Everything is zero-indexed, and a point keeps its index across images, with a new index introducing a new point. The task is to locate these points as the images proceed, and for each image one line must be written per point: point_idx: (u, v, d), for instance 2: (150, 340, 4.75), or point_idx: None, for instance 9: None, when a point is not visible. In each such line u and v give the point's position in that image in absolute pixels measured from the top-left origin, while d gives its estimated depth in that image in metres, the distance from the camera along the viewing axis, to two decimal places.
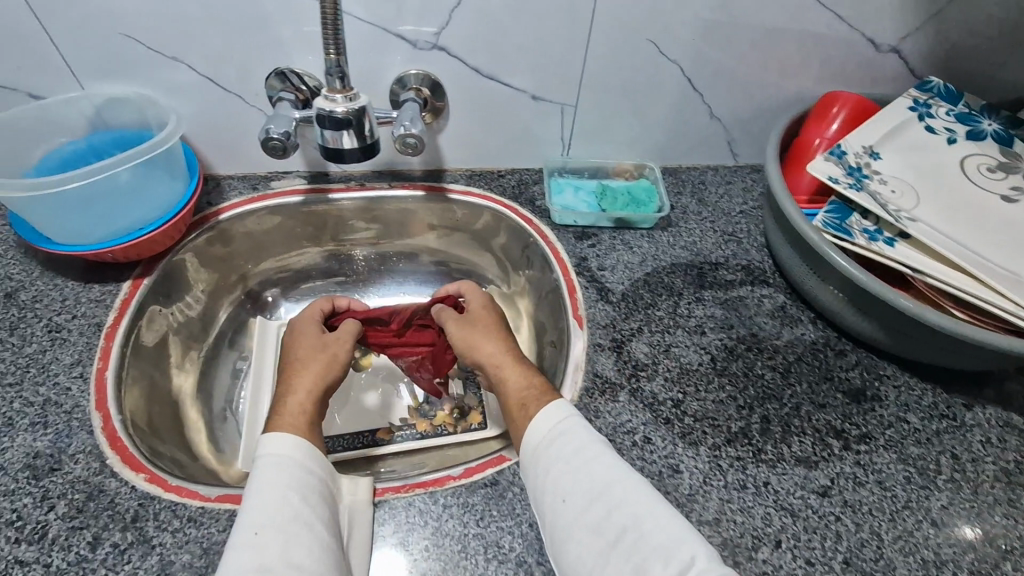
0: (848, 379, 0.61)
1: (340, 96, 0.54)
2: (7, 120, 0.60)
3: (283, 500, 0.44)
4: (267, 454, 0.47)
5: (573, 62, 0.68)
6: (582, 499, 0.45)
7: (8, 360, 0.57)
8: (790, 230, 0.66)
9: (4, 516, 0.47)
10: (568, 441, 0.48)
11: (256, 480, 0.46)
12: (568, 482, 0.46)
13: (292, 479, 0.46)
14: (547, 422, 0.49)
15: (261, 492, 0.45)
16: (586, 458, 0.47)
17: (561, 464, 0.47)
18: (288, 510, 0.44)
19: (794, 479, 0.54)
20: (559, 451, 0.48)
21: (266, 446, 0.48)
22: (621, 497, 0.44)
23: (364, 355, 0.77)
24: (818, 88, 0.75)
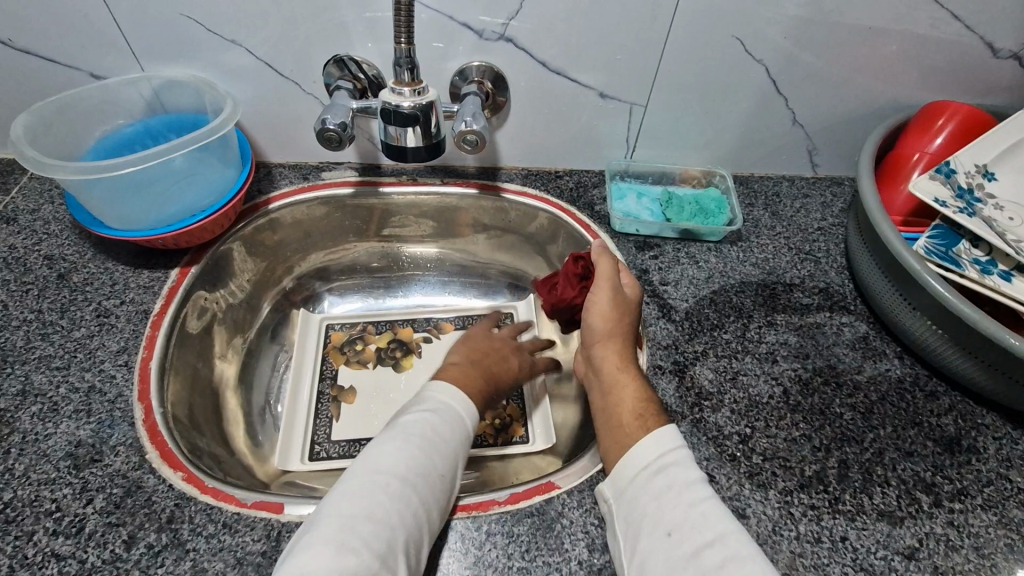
0: (940, 426, 0.55)
1: (407, 90, 0.50)
2: (64, 99, 0.59)
3: (457, 459, 0.48)
4: (455, 402, 0.51)
5: (647, 59, 0.63)
6: (691, 542, 0.40)
7: (56, 343, 0.56)
8: (880, 253, 0.59)
9: (44, 506, 0.47)
10: (679, 474, 0.44)
11: (446, 420, 0.49)
12: (676, 519, 0.42)
13: (464, 438, 0.50)
14: (659, 446, 0.46)
15: (445, 438, 0.48)
16: (698, 497, 0.43)
17: (669, 497, 0.43)
18: (453, 463, 0.47)
19: (876, 536, 0.48)
20: (668, 483, 0.44)
21: (460, 399, 0.52)
22: (733, 552, 0.39)
23: (407, 356, 0.74)
24: (917, 95, 0.68)
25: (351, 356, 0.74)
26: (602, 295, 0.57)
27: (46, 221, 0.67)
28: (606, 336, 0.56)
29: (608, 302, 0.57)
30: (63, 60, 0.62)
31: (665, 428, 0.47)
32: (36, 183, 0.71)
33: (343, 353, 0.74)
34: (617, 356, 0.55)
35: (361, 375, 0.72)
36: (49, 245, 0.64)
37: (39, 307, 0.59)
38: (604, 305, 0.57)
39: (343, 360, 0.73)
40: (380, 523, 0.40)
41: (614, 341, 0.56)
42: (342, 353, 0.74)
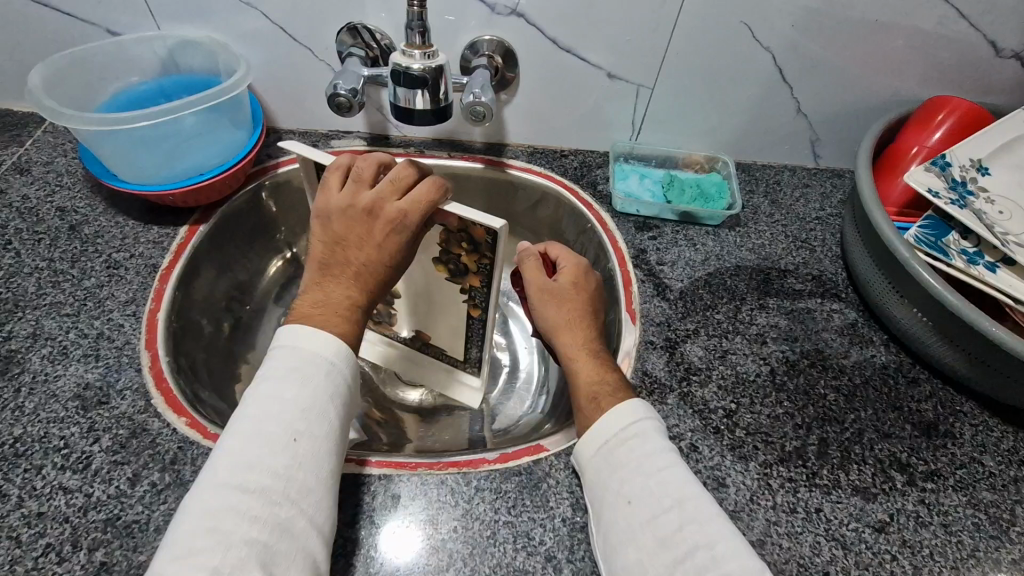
0: (920, 411, 0.56)
1: (418, 52, 0.50)
2: (81, 53, 0.60)
3: (326, 410, 0.43)
4: (316, 347, 0.46)
5: (655, 42, 0.64)
6: (650, 509, 0.42)
7: (67, 290, 0.58)
8: (873, 242, 0.60)
9: (52, 442, 0.49)
10: (641, 446, 0.45)
11: (293, 369, 0.44)
12: (637, 488, 0.43)
13: (332, 394, 0.45)
14: (619, 421, 0.46)
15: (309, 390, 0.44)
16: (659, 467, 0.43)
17: (631, 467, 0.44)
18: (328, 420, 0.43)
19: (849, 509, 0.50)
20: (631, 454, 0.45)
21: (319, 342, 0.46)
22: (692, 515, 0.41)
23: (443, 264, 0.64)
24: (921, 91, 0.69)
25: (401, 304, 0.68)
26: (543, 298, 0.57)
27: (59, 173, 0.68)
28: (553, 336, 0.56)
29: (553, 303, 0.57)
30: (82, 14, 0.63)
31: (634, 403, 0.48)
32: (50, 136, 0.72)
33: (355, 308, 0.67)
34: (577, 338, 0.55)
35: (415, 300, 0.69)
36: (62, 197, 0.66)
37: (50, 256, 0.61)
38: (544, 294, 0.57)
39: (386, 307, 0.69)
40: (248, 506, 0.38)
41: (563, 335, 0.55)
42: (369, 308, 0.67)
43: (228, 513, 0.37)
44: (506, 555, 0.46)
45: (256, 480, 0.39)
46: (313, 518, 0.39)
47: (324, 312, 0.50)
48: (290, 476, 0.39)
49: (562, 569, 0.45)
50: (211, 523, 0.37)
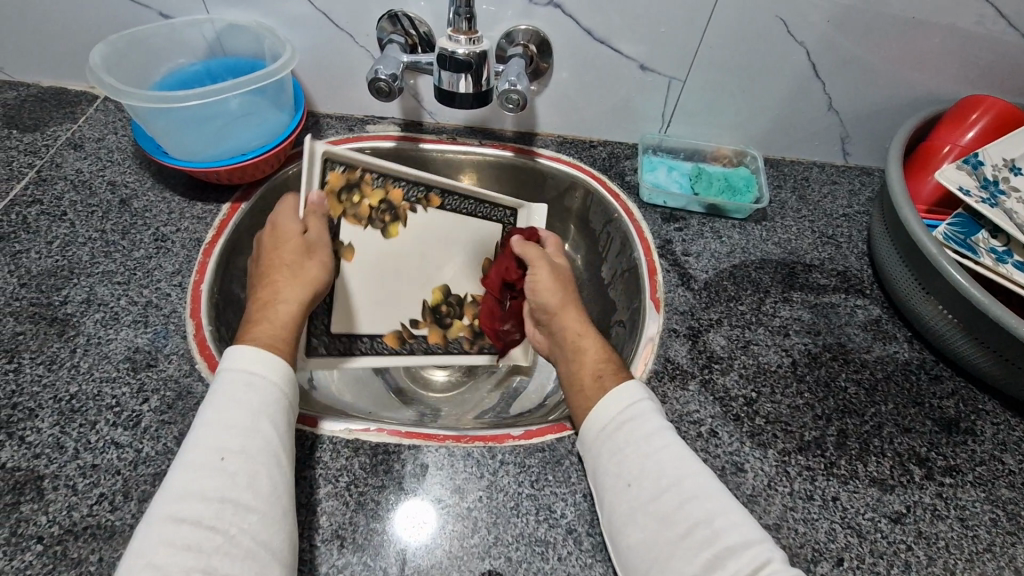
0: (941, 407, 0.57)
1: (464, 38, 0.51)
2: (136, 35, 0.63)
3: (256, 425, 0.41)
4: (243, 366, 0.44)
5: (689, 35, 0.65)
6: (650, 489, 0.43)
7: (118, 260, 0.61)
8: (901, 239, 0.61)
9: (105, 400, 0.52)
10: (637, 428, 0.47)
11: (222, 393, 0.42)
12: (638, 469, 0.45)
13: (265, 407, 0.42)
14: (614, 407, 0.48)
15: (238, 409, 0.41)
16: (658, 448, 0.45)
17: (630, 451, 0.45)
18: (261, 435, 0.41)
19: (865, 499, 0.50)
20: (629, 437, 0.46)
21: (243, 359, 0.44)
22: (691, 492, 0.43)
23: (394, 223, 0.68)
24: (956, 90, 0.68)
25: (448, 304, 0.72)
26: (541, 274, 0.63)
27: (110, 150, 0.71)
28: (560, 307, 0.61)
29: (552, 274, 0.63)
30: None
31: (629, 385, 0.50)
32: (102, 114, 0.75)
33: (472, 346, 0.73)
34: (578, 316, 0.60)
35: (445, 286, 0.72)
36: (112, 172, 0.69)
37: (103, 227, 0.64)
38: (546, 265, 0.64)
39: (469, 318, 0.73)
40: (184, 537, 0.36)
41: (569, 309, 0.60)
42: (470, 333, 0.73)
43: (159, 550, 0.35)
44: (528, 525, 0.48)
45: (191, 510, 0.37)
46: (258, 535, 0.38)
47: (274, 335, 0.48)
48: (226, 499, 0.38)
49: (582, 541, 0.47)
50: (146, 560, 0.35)
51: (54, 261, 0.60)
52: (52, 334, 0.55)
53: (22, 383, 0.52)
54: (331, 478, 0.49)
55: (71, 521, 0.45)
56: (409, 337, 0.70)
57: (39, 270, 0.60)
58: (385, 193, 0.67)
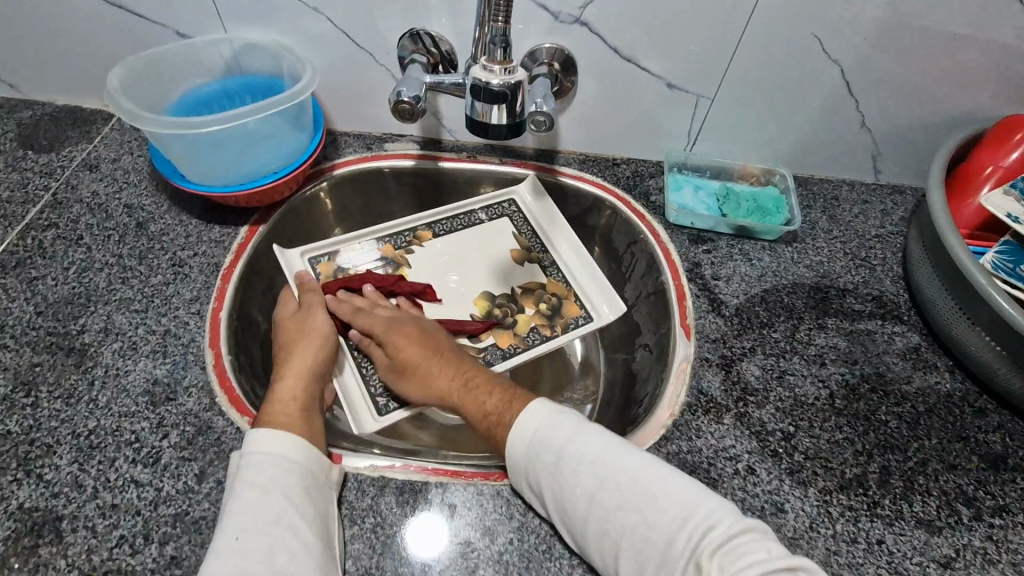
0: (987, 442, 0.55)
1: (499, 68, 0.49)
2: (154, 56, 0.62)
3: (271, 501, 0.43)
4: (253, 447, 0.46)
5: (719, 53, 0.63)
6: (592, 484, 0.45)
7: (135, 287, 0.60)
8: (942, 265, 0.58)
9: (124, 436, 0.50)
10: (556, 430, 0.48)
11: (238, 477, 0.44)
12: (577, 466, 0.45)
13: (277, 483, 0.44)
14: (531, 418, 0.49)
15: (253, 490, 0.43)
16: (585, 443, 0.46)
17: (559, 451, 0.46)
18: (278, 508, 0.43)
19: (912, 542, 0.48)
20: (551, 436, 0.47)
21: (252, 442, 0.46)
22: (629, 477, 0.44)
23: (399, 269, 0.69)
24: (996, 107, 0.66)
25: (501, 307, 0.68)
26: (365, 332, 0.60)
27: (126, 171, 0.70)
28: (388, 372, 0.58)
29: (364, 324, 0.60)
30: (152, 16, 0.65)
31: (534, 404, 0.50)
32: (117, 134, 0.74)
33: (553, 329, 0.66)
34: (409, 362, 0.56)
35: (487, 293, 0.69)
36: (128, 194, 0.68)
37: (119, 252, 0.63)
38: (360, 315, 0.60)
39: (533, 307, 0.68)
40: None
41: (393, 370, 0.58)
42: (542, 320, 0.67)
43: None
44: (562, 570, 0.46)
45: None
46: None
47: (286, 410, 0.50)
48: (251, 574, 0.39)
49: None
50: None
51: (70, 288, 0.59)
52: (69, 366, 0.54)
53: (39, 418, 0.51)
54: (357, 519, 0.47)
55: (91, 566, 0.44)
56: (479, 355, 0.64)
57: (55, 297, 0.58)
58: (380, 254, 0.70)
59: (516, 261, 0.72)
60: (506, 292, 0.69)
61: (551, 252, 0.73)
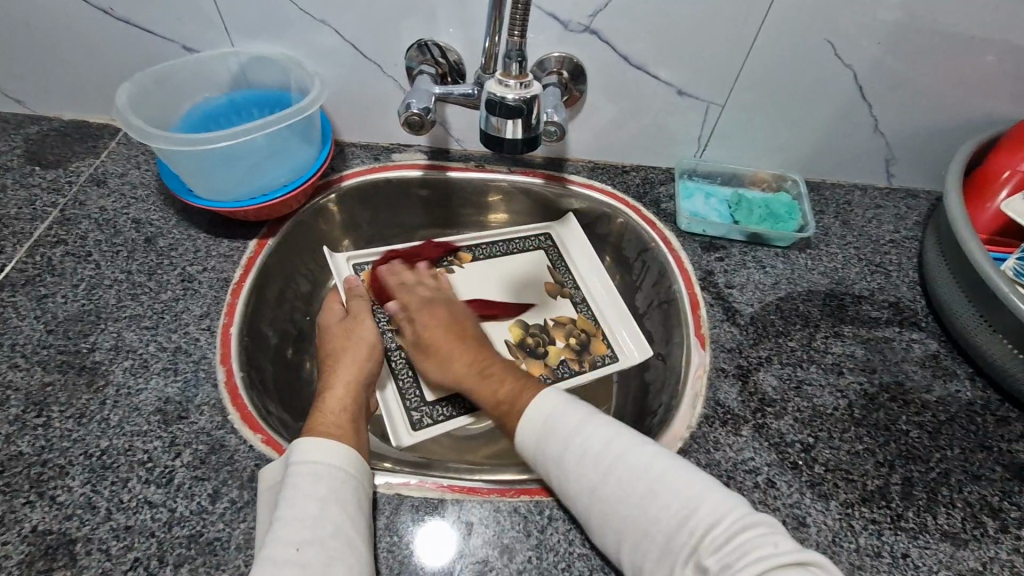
0: (1011, 452, 0.54)
1: (514, 81, 0.48)
2: (162, 70, 0.61)
3: (327, 513, 0.43)
4: (309, 458, 0.45)
5: (731, 59, 0.63)
6: (594, 473, 0.45)
7: (145, 303, 0.60)
8: (961, 270, 0.58)
9: (137, 456, 0.50)
10: (570, 415, 0.49)
11: (291, 486, 0.44)
12: (581, 459, 0.46)
13: (334, 494, 0.44)
14: (542, 411, 0.50)
15: (311, 500, 0.43)
16: (594, 434, 0.47)
17: (567, 445, 0.47)
18: (334, 520, 0.43)
19: (937, 556, 0.47)
20: (560, 429, 0.48)
21: (306, 452, 0.46)
22: (630, 470, 0.45)
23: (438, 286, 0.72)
24: (1011, 110, 0.65)
25: (533, 335, 0.70)
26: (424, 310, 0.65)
27: (134, 185, 0.70)
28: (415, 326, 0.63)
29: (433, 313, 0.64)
30: (159, 31, 0.64)
31: (543, 397, 0.51)
32: (124, 148, 0.74)
33: (581, 364, 0.68)
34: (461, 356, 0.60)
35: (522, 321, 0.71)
36: (136, 209, 0.67)
37: (129, 268, 0.62)
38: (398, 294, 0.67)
39: (562, 341, 0.70)
40: None
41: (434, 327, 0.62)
42: (572, 354, 0.69)
43: None
44: None
45: None
46: None
47: (337, 421, 0.51)
48: None
49: None
50: None
51: (80, 306, 0.59)
52: (80, 385, 0.54)
53: (51, 438, 0.50)
54: (374, 538, 0.47)
55: None
56: None
57: (65, 315, 0.58)
58: (420, 266, 0.74)
59: (549, 292, 0.73)
60: (540, 322, 0.71)
61: (582, 287, 0.75)
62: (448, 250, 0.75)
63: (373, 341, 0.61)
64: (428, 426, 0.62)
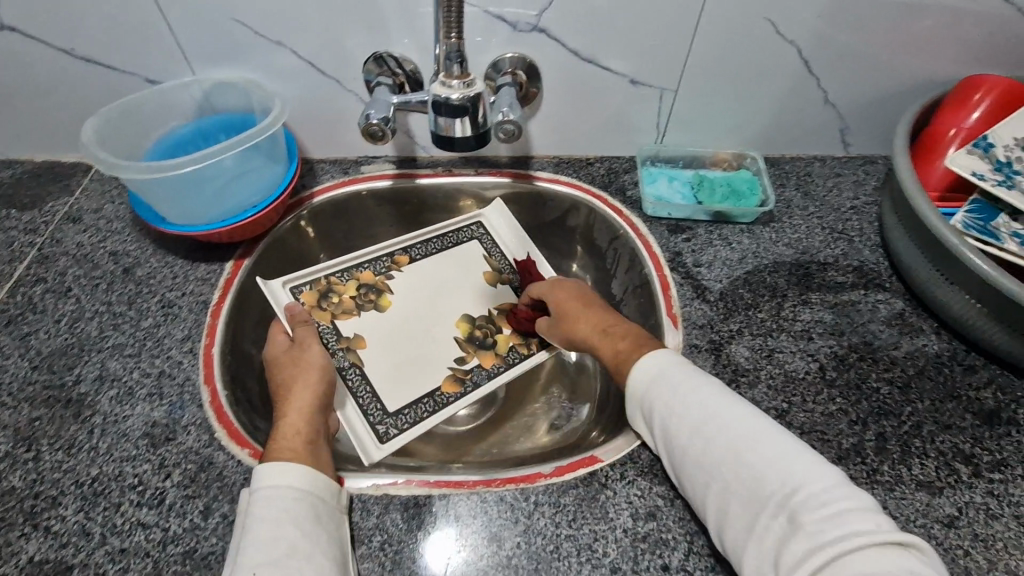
0: (979, 399, 0.55)
1: (457, 82, 0.50)
2: (128, 104, 0.63)
3: (285, 533, 0.43)
4: (270, 482, 0.46)
5: (678, 45, 0.64)
6: (693, 426, 0.46)
7: (127, 332, 0.61)
8: (916, 229, 0.59)
9: (128, 480, 0.51)
10: (681, 372, 0.49)
11: (251, 514, 0.44)
12: (686, 402, 0.47)
13: (293, 512, 0.45)
14: (651, 364, 0.51)
15: (267, 522, 0.43)
16: (702, 395, 0.47)
17: (672, 399, 0.48)
18: (294, 537, 0.43)
19: (914, 505, 0.49)
20: (665, 383, 0.49)
21: (262, 477, 0.46)
22: (727, 429, 0.45)
23: (382, 296, 0.71)
24: (953, 72, 0.68)
25: (481, 327, 0.71)
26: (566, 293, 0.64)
27: (109, 219, 0.71)
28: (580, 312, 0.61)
29: (576, 293, 0.63)
30: (120, 66, 0.66)
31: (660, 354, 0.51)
32: (97, 184, 0.75)
33: (529, 347, 0.70)
34: (588, 327, 0.59)
35: (465, 314, 0.72)
36: (113, 242, 0.69)
37: (108, 300, 0.63)
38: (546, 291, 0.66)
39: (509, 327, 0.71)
40: None
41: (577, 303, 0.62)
42: (519, 340, 0.71)
43: None
44: (570, 568, 0.46)
45: None
46: None
47: (291, 445, 0.50)
48: None
49: None
50: None
51: (63, 340, 0.60)
52: (67, 417, 0.54)
53: (43, 470, 0.51)
54: (365, 539, 0.48)
55: None
56: (465, 374, 0.68)
57: (49, 350, 0.59)
58: (359, 280, 0.71)
59: (489, 281, 0.75)
60: (485, 313, 0.72)
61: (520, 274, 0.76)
62: (387, 256, 0.74)
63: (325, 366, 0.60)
64: (395, 436, 0.62)
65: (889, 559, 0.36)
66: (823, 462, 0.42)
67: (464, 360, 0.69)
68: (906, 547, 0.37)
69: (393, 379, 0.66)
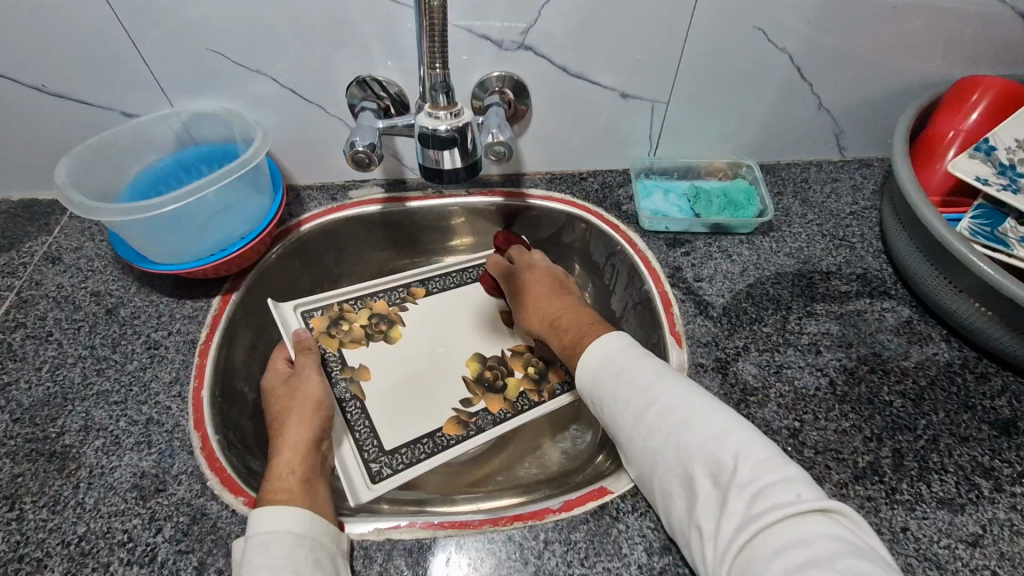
0: (994, 409, 0.54)
1: (443, 112, 0.48)
2: (104, 139, 0.61)
3: None
4: (269, 527, 0.44)
5: (667, 57, 0.63)
6: (637, 409, 0.48)
7: (112, 377, 0.58)
8: (920, 235, 0.58)
9: (117, 537, 0.48)
10: (628, 358, 0.52)
11: (249, 561, 0.42)
12: (631, 389, 0.49)
13: (292, 558, 0.43)
14: (602, 351, 0.53)
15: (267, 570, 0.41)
16: (646, 379, 0.49)
17: (619, 387, 0.50)
18: None
19: (936, 525, 0.47)
20: (614, 370, 0.51)
21: (261, 522, 0.44)
22: (667, 409, 0.46)
23: (393, 327, 0.71)
24: (946, 72, 0.67)
25: (491, 368, 0.69)
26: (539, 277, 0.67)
27: (89, 258, 0.69)
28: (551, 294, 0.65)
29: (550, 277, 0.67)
30: (95, 100, 0.64)
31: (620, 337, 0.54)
32: (77, 221, 0.73)
33: (540, 394, 0.68)
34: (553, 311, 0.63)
35: (478, 354, 0.70)
36: (95, 282, 0.66)
37: (92, 343, 0.61)
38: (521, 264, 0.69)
39: (521, 370, 0.69)
40: None
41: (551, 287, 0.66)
42: (530, 384, 0.68)
43: None
44: None
45: None
46: None
47: (288, 485, 0.49)
48: None
49: None
50: None
51: (45, 389, 0.57)
52: (51, 472, 0.52)
53: (27, 531, 0.49)
54: None
55: None
56: (470, 417, 0.65)
57: (31, 401, 0.57)
58: (371, 310, 0.72)
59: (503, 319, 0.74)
60: (497, 353, 0.71)
61: None
62: (402, 288, 0.74)
63: (326, 402, 0.58)
64: (388, 477, 0.59)
65: (810, 525, 0.37)
66: (757, 437, 0.43)
67: (471, 401, 0.66)
68: (830, 514, 0.38)
69: (395, 414, 0.64)
